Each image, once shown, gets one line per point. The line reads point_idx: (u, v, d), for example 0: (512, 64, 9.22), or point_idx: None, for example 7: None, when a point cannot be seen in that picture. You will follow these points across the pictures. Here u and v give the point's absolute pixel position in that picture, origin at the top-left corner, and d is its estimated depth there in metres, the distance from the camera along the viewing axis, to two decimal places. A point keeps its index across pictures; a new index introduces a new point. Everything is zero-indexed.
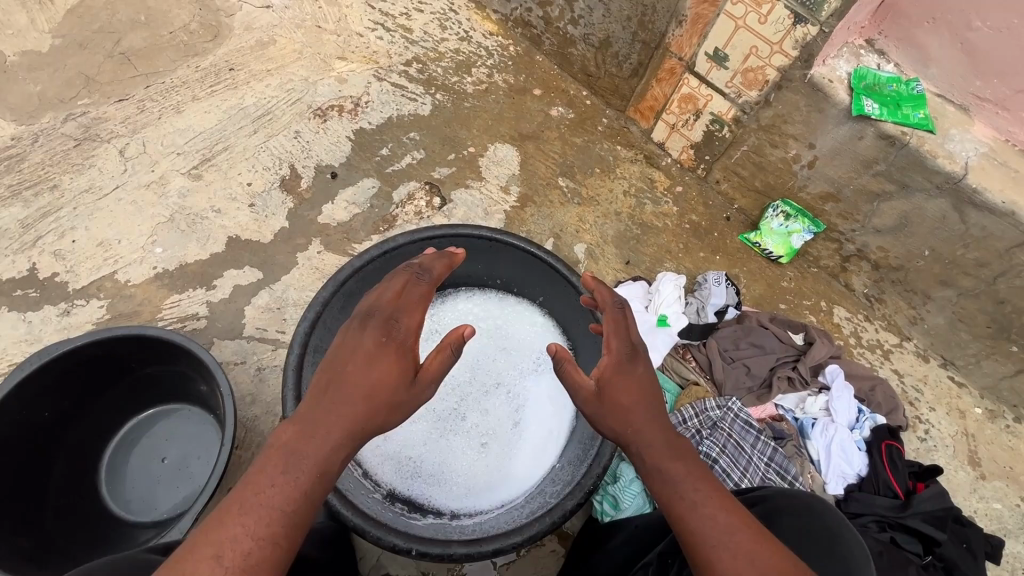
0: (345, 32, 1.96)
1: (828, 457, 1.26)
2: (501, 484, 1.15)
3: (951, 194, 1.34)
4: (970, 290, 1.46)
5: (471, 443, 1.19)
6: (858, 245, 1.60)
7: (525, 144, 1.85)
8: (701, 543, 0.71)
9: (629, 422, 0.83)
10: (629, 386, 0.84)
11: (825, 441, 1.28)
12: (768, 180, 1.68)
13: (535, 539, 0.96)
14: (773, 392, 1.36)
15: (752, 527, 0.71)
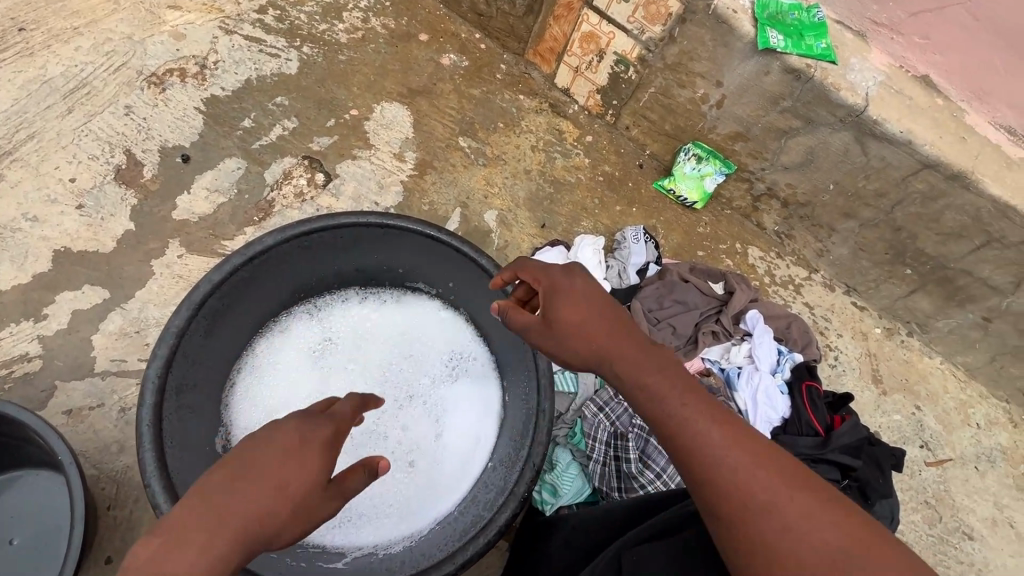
0: None
1: (756, 405, 1.27)
2: (436, 500, 1.05)
3: (853, 127, 1.32)
4: (870, 220, 1.49)
5: (396, 464, 1.09)
6: (767, 183, 1.58)
7: (416, 100, 1.62)
8: (695, 458, 0.63)
9: (593, 340, 0.75)
10: (575, 301, 0.79)
11: (752, 390, 1.28)
12: (678, 123, 1.59)
13: (469, 563, 0.87)
14: (699, 347, 1.33)
15: (744, 436, 0.64)
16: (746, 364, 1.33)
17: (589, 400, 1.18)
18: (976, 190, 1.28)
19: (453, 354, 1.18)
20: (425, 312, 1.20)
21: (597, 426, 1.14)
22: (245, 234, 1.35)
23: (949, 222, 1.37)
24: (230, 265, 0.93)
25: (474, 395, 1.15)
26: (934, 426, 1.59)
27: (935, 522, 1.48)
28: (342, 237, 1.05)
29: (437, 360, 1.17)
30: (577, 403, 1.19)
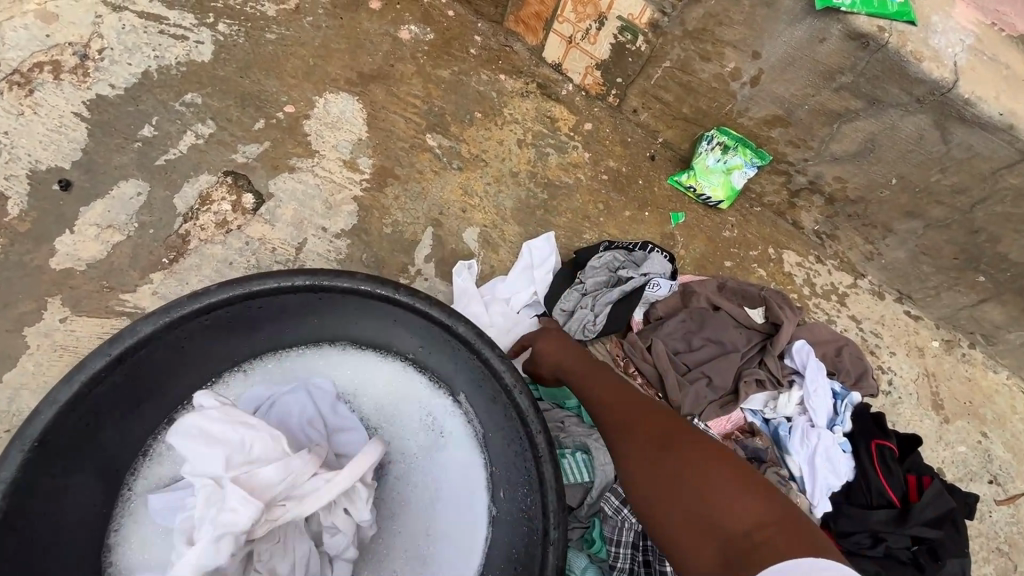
0: None
1: (815, 467, 1.01)
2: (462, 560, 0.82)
3: (934, 108, 1.02)
4: (940, 220, 1.21)
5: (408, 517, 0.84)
6: (810, 176, 1.29)
7: (369, 88, 1.29)
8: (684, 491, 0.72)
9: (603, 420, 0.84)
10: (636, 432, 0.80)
11: (807, 449, 1.02)
12: (699, 105, 1.28)
13: None
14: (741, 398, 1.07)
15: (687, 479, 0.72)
16: (798, 413, 1.07)
17: (610, 491, 0.90)
18: None
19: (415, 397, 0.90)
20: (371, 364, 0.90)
21: (620, 527, 0.87)
22: (150, 283, 1.04)
23: None
24: (87, 373, 0.64)
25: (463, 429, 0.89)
26: (1004, 456, 1.35)
27: (1009, 573, 1.26)
28: (259, 306, 0.76)
29: (398, 424, 0.89)
30: (593, 494, 0.92)
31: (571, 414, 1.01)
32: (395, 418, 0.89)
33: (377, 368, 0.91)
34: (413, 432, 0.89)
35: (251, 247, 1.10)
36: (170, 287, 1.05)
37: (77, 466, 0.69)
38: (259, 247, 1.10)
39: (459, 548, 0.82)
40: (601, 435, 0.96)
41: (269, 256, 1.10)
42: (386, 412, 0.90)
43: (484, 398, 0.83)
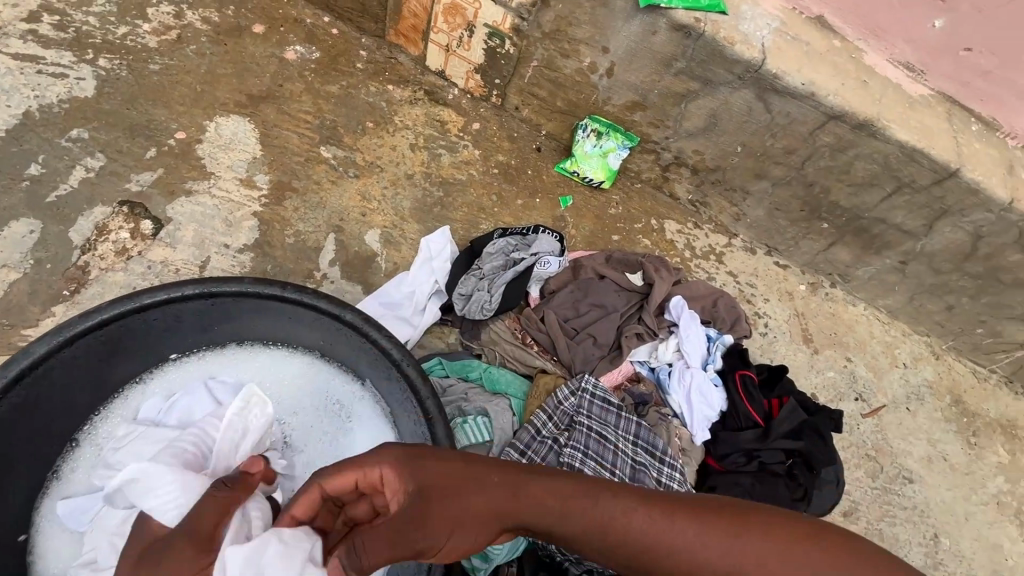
0: None
1: (690, 403, 1.16)
2: None
3: (753, 83, 1.19)
4: (782, 179, 1.40)
5: None
6: (674, 152, 1.45)
7: (259, 108, 1.35)
8: None
9: None
10: None
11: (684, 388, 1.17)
12: (569, 98, 1.42)
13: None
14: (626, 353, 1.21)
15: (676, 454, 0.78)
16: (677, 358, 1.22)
17: (509, 445, 1.01)
18: (884, 137, 1.19)
19: (326, 395, 1.00)
20: (275, 360, 1.01)
21: None
22: (52, 316, 1.07)
23: (859, 172, 1.29)
24: None
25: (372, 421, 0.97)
26: (866, 376, 1.57)
27: (878, 474, 1.47)
28: (153, 317, 0.84)
29: (304, 414, 0.99)
30: (495, 452, 1.02)
31: (475, 386, 1.12)
32: (299, 409, 1.00)
33: (279, 364, 1.00)
34: (317, 416, 0.99)
35: (153, 270, 1.14)
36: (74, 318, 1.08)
37: None
38: (162, 269, 1.15)
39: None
40: (499, 400, 1.08)
41: (173, 277, 1.15)
42: (291, 403, 1.00)
43: (379, 378, 0.94)
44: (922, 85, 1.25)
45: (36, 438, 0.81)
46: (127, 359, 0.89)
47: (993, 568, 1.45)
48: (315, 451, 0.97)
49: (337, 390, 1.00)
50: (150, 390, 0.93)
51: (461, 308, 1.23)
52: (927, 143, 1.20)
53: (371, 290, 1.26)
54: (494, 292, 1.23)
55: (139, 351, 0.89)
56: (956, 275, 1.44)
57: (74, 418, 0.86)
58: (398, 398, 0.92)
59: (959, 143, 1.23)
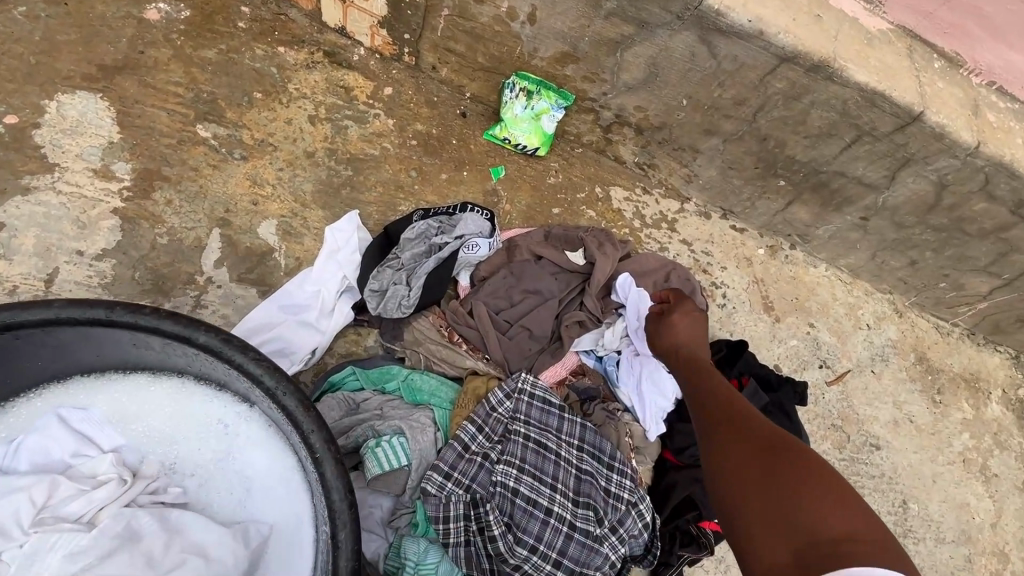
0: None
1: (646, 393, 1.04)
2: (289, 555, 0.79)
3: (694, 23, 1.03)
4: (734, 134, 1.25)
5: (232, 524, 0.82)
6: (614, 109, 1.29)
7: (116, 81, 1.12)
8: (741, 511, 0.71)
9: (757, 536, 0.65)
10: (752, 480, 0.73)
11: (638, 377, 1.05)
12: (491, 52, 1.23)
13: None
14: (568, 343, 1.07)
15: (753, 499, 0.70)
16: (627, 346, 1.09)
17: (431, 469, 0.86)
18: (841, 79, 1.06)
19: (206, 419, 0.87)
20: (143, 390, 0.86)
21: (446, 502, 0.85)
22: None
23: (815, 121, 1.15)
24: None
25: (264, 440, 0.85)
26: (830, 341, 1.48)
27: (845, 444, 1.39)
28: None
29: (183, 447, 0.85)
30: (415, 477, 0.87)
31: (392, 399, 0.96)
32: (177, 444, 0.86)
33: (147, 393, 0.86)
34: (201, 444, 0.86)
35: None
36: None
37: None
38: None
39: (277, 552, 0.81)
40: (422, 414, 0.93)
41: (10, 297, 0.94)
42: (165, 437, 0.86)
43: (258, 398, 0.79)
44: (880, 18, 1.12)
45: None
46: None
47: (960, 528, 1.41)
48: (204, 484, 0.84)
49: (221, 414, 0.86)
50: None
51: (374, 307, 1.06)
52: (889, 84, 1.07)
53: (269, 291, 1.07)
54: (412, 285, 1.07)
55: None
56: (919, 229, 1.35)
57: None
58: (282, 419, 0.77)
59: (922, 83, 1.10)
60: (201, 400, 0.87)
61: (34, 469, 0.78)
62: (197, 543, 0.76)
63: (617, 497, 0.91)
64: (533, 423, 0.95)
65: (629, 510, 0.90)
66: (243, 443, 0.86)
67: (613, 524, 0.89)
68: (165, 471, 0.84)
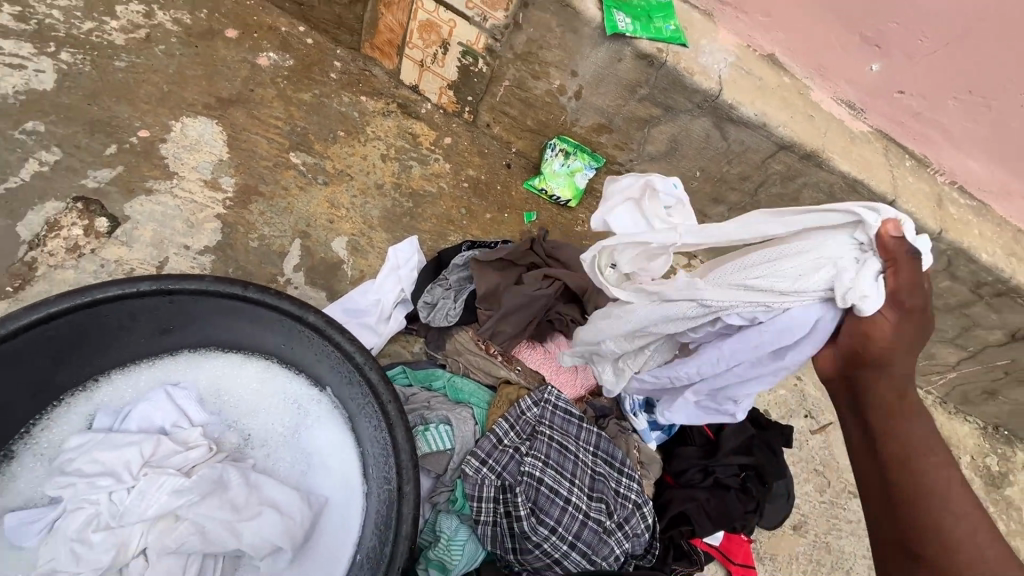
0: None
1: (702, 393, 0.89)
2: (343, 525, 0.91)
3: (711, 112, 1.27)
4: (738, 204, 1.48)
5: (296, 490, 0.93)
6: (637, 174, 1.51)
7: (228, 111, 1.34)
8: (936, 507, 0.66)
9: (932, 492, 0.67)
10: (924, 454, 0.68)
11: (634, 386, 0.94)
12: (539, 118, 1.47)
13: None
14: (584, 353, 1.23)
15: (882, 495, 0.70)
16: (648, 348, 0.91)
17: (470, 454, 1.01)
18: (829, 167, 1.29)
19: (284, 396, 0.98)
20: (235, 364, 0.99)
21: (481, 483, 0.98)
22: None
23: (806, 199, 1.38)
24: None
25: (333, 419, 0.97)
26: (815, 394, 1.64)
27: (825, 488, 1.53)
28: (114, 312, 0.82)
29: (263, 420, 0.97)
30: (456, 460, 1.01)
31: (437, 395, 1.12)
32: (260, 416, 0.97)
33: (240, 368, 0.99)
34: (279, 417, 0.97)
35: (106, 269, 1.10)
36: None
37: None
38: (116, 268, 1.11)
39: (334, 520, 0.92)
40: (463, 409, 1.08)
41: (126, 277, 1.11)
42: (248, 408, 0.98)
43: (339, 380, 0.92)
44: (862, 122, 1.35)
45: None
46: (80, 360, 0.86)
47: None
48: (277, 452, 0.96)
49: (298, 394, 0.98)
50: (105, 398, 0.91)
51: (425, 317, 1.22)
52: (867, 175, 1.29)
53: (336, 297, 1.25)
54: (459, 299, 1.22)
55: (94, 356, 0.88)
56: None
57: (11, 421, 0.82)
58: (360, 398, 0.90)
59: (895, 177, 1.33)
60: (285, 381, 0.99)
61: (141, 428, 0.90)
62: (271, 499, 0.87)
63: (625, 497, 1.05)
64: (556, 426, 1.09)
65: (634, 510, 1.03)
66: (315, 420, 0.97)
67: (621, 520, 1.02)
68: (246, 438, 0.96)
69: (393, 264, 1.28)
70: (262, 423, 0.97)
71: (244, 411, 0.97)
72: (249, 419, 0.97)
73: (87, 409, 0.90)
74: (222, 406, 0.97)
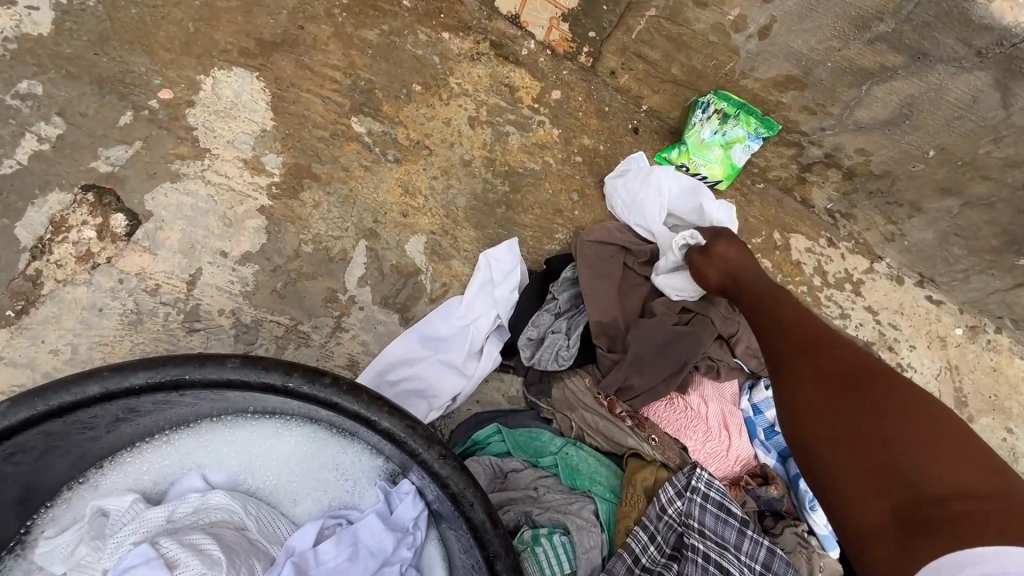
0: None
1: (243, 519, 0.69)
2: None
3: (997, 63, 0.79)
4: (982, 198, 1.00)
5: None
6: (827, 148, 1.06)
7: (271, 59, 1.00)
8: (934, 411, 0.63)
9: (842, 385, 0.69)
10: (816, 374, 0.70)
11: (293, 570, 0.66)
12: (692, 64, 1.02)
13: None
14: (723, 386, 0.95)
15: (832, 398, 0.68)
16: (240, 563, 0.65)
17: None
18: None
19: (336, 470, 0.74)
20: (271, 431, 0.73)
21: None
22: None
23: None
24: None
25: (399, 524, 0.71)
26: None
27: None
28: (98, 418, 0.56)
29: (311, 496, 0.74)
30: None
31: (547, 475, 0.83)
32: (313, 499, 0.74)
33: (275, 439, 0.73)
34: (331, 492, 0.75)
35: (126, 285, 0.85)
36: (21, 348, 0.81)
37: None
38: (137, 284, 0.86)
39: None
40: (583, 506, 0.80)
41: (151, 297, 0.86)
42: (292, 486, 0.74)
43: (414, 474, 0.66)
44: None
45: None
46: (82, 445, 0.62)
47: None
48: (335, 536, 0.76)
49: (351, 468, 0.75)
50: (120, 482, 0.70)
51: (526, 359, 0.91)
52: None
53: (410, 320, 0.95)
54: (572, 333, 0.91)
55: (86, 451, 0.64)
56: None
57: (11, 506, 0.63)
58: (449, 514, 0.63)
59: None
60: (334, 451, 0.74)
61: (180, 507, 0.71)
62: None
63: None
64: (710, 541, 0.80)
65: None
66: (389, 512, 0.71)
67: None
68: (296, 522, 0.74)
69: (484, 276, 0.95)
70: (315, 508, 0.74)
71: (290, 493, 0.74)
72: (295, 502, 0.74)
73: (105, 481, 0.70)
74: (260, 480, 0.74)
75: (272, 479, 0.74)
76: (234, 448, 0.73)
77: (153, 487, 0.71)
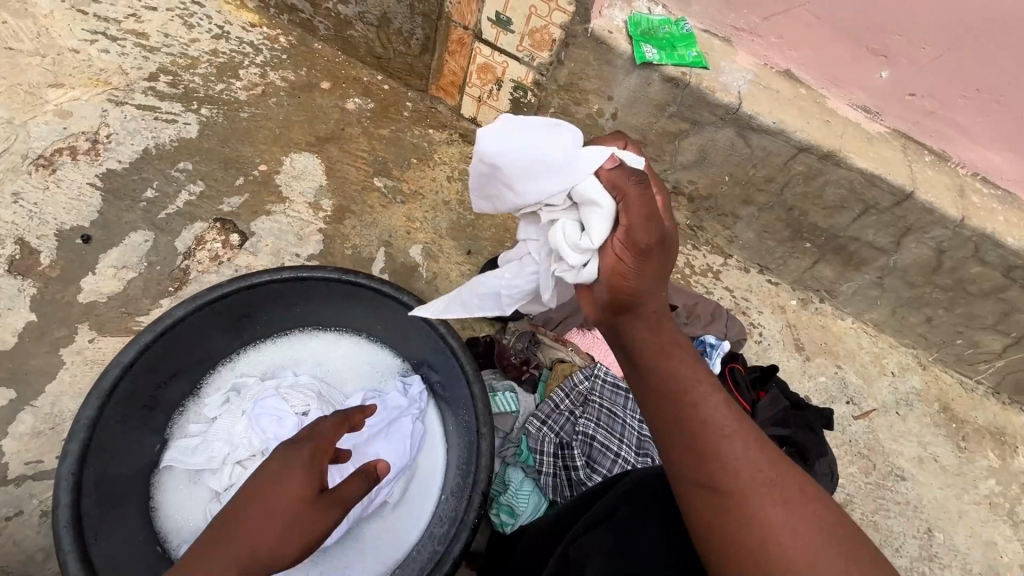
0: (53, 51, 1.60)
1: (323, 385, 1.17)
2: (427, 458, 1.18)
3: (733, 123, 1.45)
4: (766, 204, 1.62)
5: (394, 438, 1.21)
6: (672, 182, 1.70)
7: (325, 147, 1.64)
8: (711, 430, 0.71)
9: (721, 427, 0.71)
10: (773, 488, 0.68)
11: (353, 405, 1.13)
12: (582, 138, 1.69)
13: (479, 519, 0.95)
14: None
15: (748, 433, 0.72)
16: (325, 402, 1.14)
17: (532, 415, 1.20)
18: (846, 165, 1.43)
19: (374, 365, 1.24)
20: (336, 341, 1.24)
21: (543, 439, 1.17)
22: (160, 307, 1.31)
23: (830, 196, 1.51)
24: (136, 348, 0.98)
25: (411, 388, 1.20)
26: (857, 382, 1.72)
27: (871, 470, 1.59)
28: (259, 299, 1.12)
29: (359, 382, 1.23)
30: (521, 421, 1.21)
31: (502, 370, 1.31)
32: (361, 380, 1.23)
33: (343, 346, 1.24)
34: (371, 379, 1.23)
35: (240, 273, 1.39)
36: None
37: (128, 424, 1.01)
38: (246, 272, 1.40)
39: (425, 461, 1.18)
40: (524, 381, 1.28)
41: None
42: (347, 374, 1.23)
43: (421, 344, 1.17)
44: (879, 123, 1.49)
45: (162, 389, 1.07)
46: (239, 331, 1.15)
47: (988, 563, 1.53)
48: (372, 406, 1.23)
49: (382, 364, 1.24)
50: (246, 366, 1.19)
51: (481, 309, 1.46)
52: (885, 170, 1.42)
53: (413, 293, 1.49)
54: None
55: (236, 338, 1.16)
56: (929, 288, 1.62)
57: (195, 370, 1.13)
58: (440, 359, 1.13)
59: (914, 171, 1.45)
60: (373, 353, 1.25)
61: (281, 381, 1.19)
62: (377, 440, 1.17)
63: None
64: (605, 396, 1.25)
65: None
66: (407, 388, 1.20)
67: None
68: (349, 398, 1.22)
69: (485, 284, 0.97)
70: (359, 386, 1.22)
71: (345, 378, 1.23)
72: (351, 383, 1.22)
73: (237, 366, 1.19)
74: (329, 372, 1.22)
75: (335, 373, 1.22)
76: (313, 352, 1.23)
77: (267, 370, 1.20)
